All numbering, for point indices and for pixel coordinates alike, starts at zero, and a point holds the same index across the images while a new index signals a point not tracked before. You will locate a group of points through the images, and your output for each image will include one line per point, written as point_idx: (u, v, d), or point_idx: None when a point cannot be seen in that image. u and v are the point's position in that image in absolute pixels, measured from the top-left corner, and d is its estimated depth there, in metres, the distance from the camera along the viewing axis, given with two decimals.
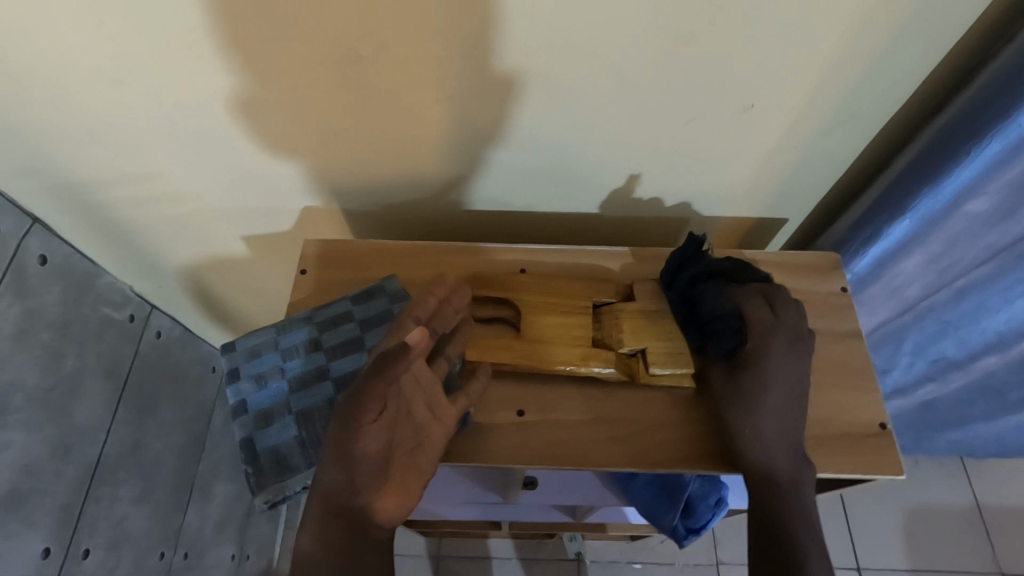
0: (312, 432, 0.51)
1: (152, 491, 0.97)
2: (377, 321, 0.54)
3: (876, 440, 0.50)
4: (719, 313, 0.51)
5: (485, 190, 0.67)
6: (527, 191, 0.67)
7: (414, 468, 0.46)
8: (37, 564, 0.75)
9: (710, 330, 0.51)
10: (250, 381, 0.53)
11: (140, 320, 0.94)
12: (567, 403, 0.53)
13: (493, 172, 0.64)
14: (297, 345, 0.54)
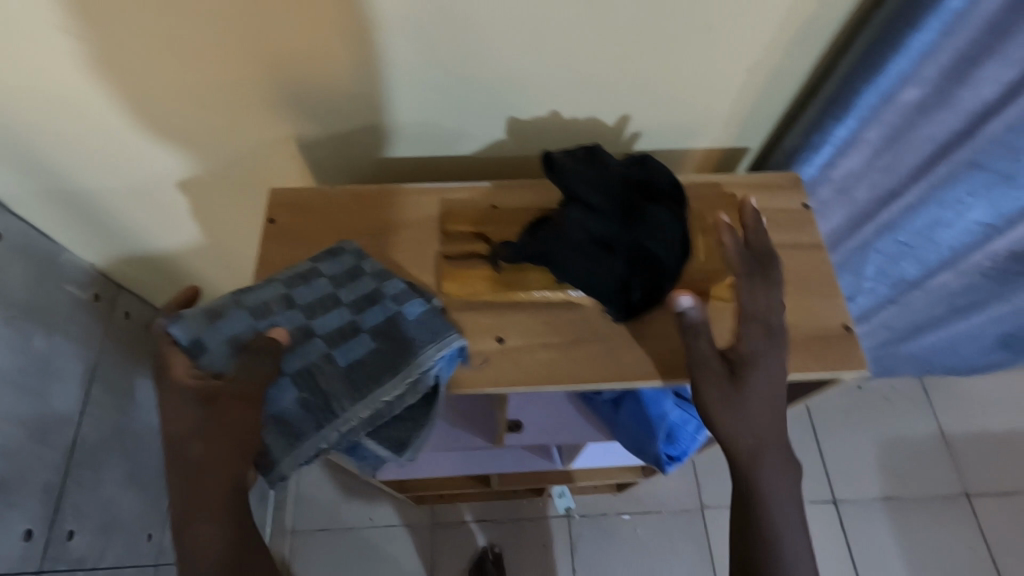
0: (317, 389, 0.47)
1: (136, 472, 0.96)
2: (352, 276, 0.53)
3: (841, 339, 0.53)
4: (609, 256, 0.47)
5: (412, 115, 0.64)
6: (452, 113, 0.65)
7: (222, 413, 0.44)
8: (21, 545, 0.73)
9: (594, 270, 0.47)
10: (221, 351, 0.47)
11: (106, 299, 0.91)
12: (549, 327, 0.53)
13: (409, 94, 0.62)
14: (267, 304, 0.51)
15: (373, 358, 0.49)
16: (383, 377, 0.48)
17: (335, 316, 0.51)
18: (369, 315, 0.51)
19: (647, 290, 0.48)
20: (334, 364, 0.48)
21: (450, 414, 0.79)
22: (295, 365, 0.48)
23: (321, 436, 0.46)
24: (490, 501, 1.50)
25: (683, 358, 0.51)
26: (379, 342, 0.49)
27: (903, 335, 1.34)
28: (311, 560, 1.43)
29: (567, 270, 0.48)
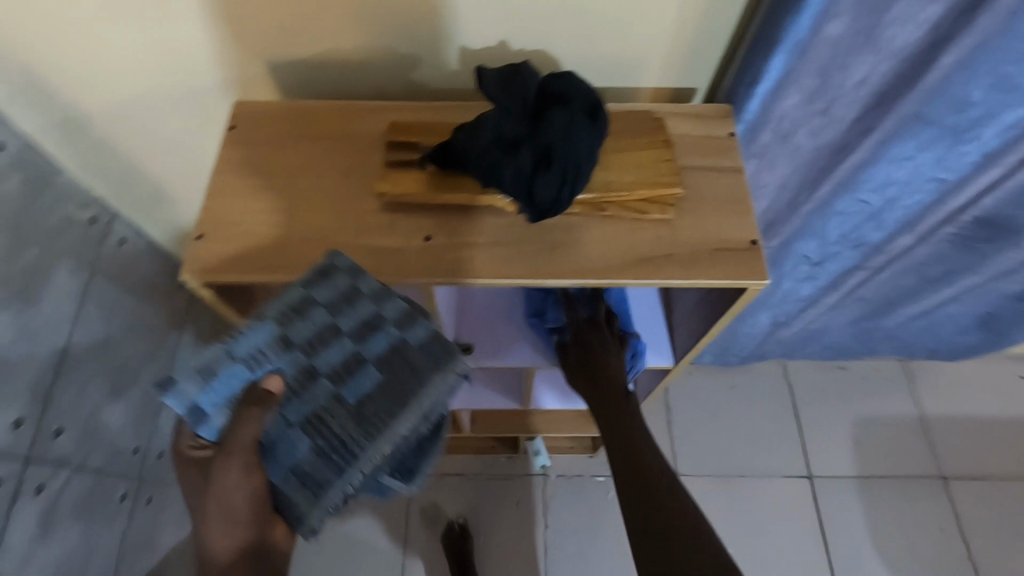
0: (331, 435, 0.50)
1: (123, 387, 1.03)
2: (347, 301, 0.54)
3: (748, 253, 0.56)
4: (515, 153, 0.50)
5: (402, 56, 0.70)
6: (435, 60, 0.71)
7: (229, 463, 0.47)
8: (11, 432, 0.80)
9: (500, 165, 0.51)
10: (224, 411, 0.49)
11: (102, 223, 0.98)
12: (473, 230, 0.58)
13: (407, 44, 0.69)
14: (262, 350, 0.51)
15: (380, 394, 0.52)
16: (397, 414, 0.51)
17: (337, 351, 0.53)
18: (371, 347, 0.53)
19: (552, 193, 0.51)
20: (342, 404, 0.51)
21: None
22: (305, 411, 0.51)
23: (345, 479, 0.50)
24: (468, 456, 1.55)
25: (593, 261, 0.56)
26: (384, 377, 0.52)
27: (877, 310, 1.35)
28: None
29: (480, 168, 0.52)
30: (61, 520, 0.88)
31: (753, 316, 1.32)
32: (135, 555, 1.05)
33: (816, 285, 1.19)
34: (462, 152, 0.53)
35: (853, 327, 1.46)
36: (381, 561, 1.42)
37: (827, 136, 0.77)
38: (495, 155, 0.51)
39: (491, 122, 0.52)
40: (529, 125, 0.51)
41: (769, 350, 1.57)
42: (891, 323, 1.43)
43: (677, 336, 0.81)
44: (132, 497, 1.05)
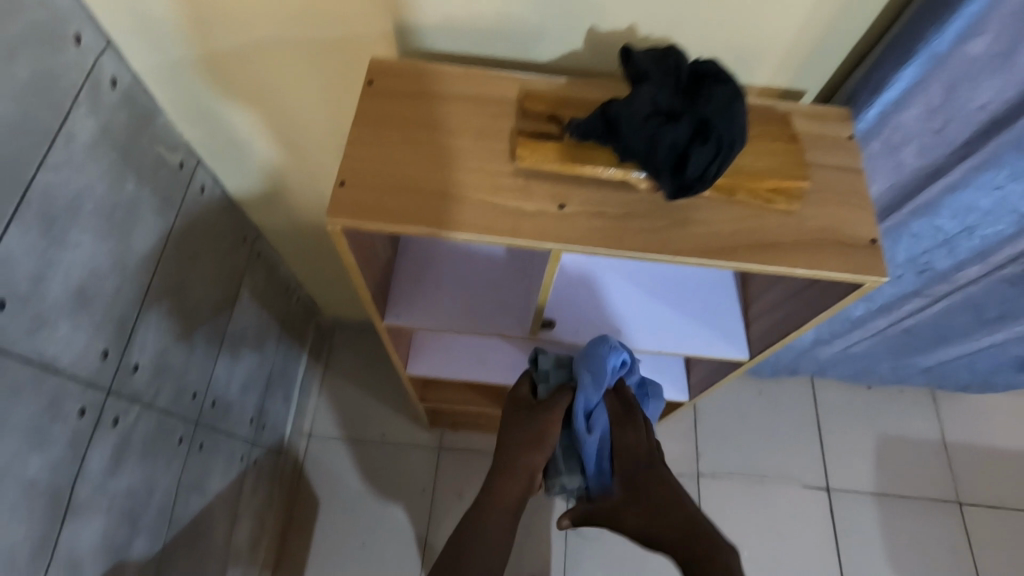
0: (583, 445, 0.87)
1: (190, 332, 1.05)
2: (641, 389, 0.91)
3: (868, 248, 0.59)
4: (670, 127, 0.53)
5: (530, 29, 0.72)
6: (563, 36, 0.72)
7: (547, 420, 0.82)
8: (97, 361, 0.81)
9: (654, 138, 0.54)
10: (549, 384, 0.86)
11: (188, 168, 1.00)
12: (605, 202, 0.60)
13: (539, 18, 0.70)
14: None
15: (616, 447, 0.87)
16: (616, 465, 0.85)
17: None
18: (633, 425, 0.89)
19: (701, 168, 0.54)
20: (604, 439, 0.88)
21: (488, 303, 0.84)
22: None
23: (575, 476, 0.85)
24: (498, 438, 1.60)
25: (720, 243, 0.58)
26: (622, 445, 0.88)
27: (923, 341, 1.38)
28: (327, 459, 1.60)
29: (630, 138, 0.55)
30: (131, 454, 0.90)
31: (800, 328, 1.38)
32: (185, 497, 1.07)
33: (869, 306, 1.25)
34: (612, 123, 0.55)
35: (893, 353, 1.47)
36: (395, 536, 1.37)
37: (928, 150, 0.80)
38: (649, 128, 0.54)
39: (646, 96, 0.55)
40: (680, 105, 0.55)
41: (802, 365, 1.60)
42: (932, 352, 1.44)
43: (755, 330, 0.83)
44: (188, 441, 1.07)
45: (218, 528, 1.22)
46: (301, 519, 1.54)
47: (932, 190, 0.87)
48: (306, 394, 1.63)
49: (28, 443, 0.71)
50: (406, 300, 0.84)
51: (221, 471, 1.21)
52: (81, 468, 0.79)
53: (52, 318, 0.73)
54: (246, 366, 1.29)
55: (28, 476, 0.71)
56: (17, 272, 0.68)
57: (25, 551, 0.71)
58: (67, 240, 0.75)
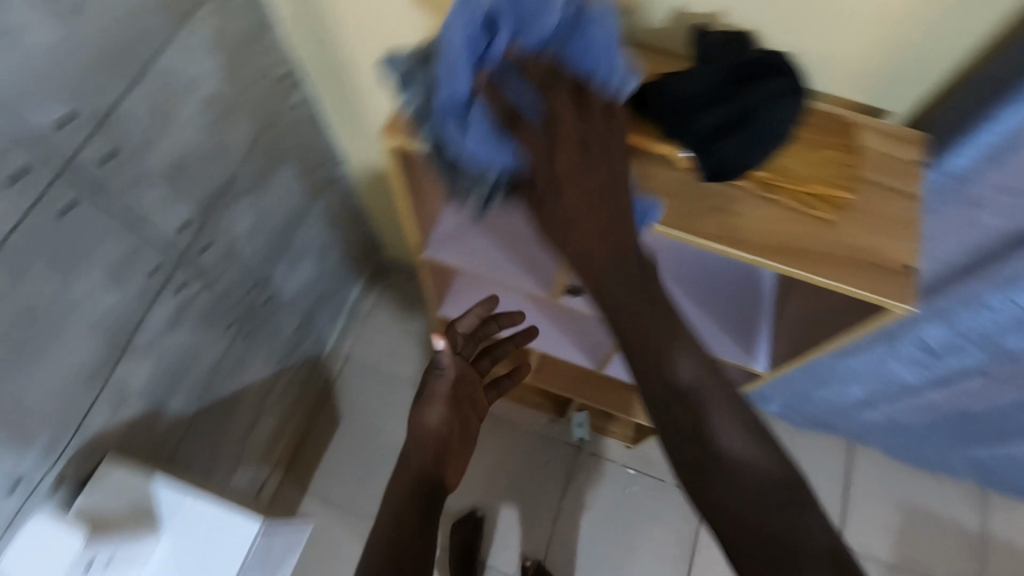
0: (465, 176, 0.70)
1: (261, 229, 1.16)
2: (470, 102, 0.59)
3: (898, 274, 0.57)
4: (712, 104, 0.55)
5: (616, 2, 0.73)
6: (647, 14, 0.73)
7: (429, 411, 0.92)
8: (177, 229, 0.92)
9: (694, 112, 0.56)
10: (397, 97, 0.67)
11: (290, 82, 1.09)
12: (641, 173, 0.62)
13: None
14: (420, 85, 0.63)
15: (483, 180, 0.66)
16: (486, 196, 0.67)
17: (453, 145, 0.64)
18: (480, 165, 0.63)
19: (734, 146, 0.55)
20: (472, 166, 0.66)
21: (521, 258, 0.87)
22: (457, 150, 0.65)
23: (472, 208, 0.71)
24: (519, 408, 1.68)
25: (744, 235, 0.59)
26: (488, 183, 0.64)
27: (980, 431, 1.34)
28: (357, 382, 1.71)
29: (673, 110, 0.57)
30: (187, 319, 1.01)
31: (845, 383, 1.37)
32: (225, 375, 1.19)
33: (924, 376, 1.22)
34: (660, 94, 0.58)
35: (945, 433, 1.40)
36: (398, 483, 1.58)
37: (1013, 215, 0.75)
38: (691, 102, 0.56)
39: (697, 71, 0.56)
40: (730, 82, 0.55)
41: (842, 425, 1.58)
42: (991, 436, 1.34)
43: (780, 346, 0.82)
44: (238, 326, 1.18)
45: (248, 412, 1.35)
46: (322, 430, 1.66)
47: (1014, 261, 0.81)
48: (351, 321, 1.75)
49: (110, 281, 0.82)
50: (447, 239, 0.89)
51: (261, 363, 1.33)
52: (144, 317, 0.91)
53: (150, 180, 0.84)
54: (303, 277, 1.40)
55: (102, 308, 0.82)
56: (132, 132, 0.78)
57: (89, 371, 0.83)
58: (175, 117, 0.85)
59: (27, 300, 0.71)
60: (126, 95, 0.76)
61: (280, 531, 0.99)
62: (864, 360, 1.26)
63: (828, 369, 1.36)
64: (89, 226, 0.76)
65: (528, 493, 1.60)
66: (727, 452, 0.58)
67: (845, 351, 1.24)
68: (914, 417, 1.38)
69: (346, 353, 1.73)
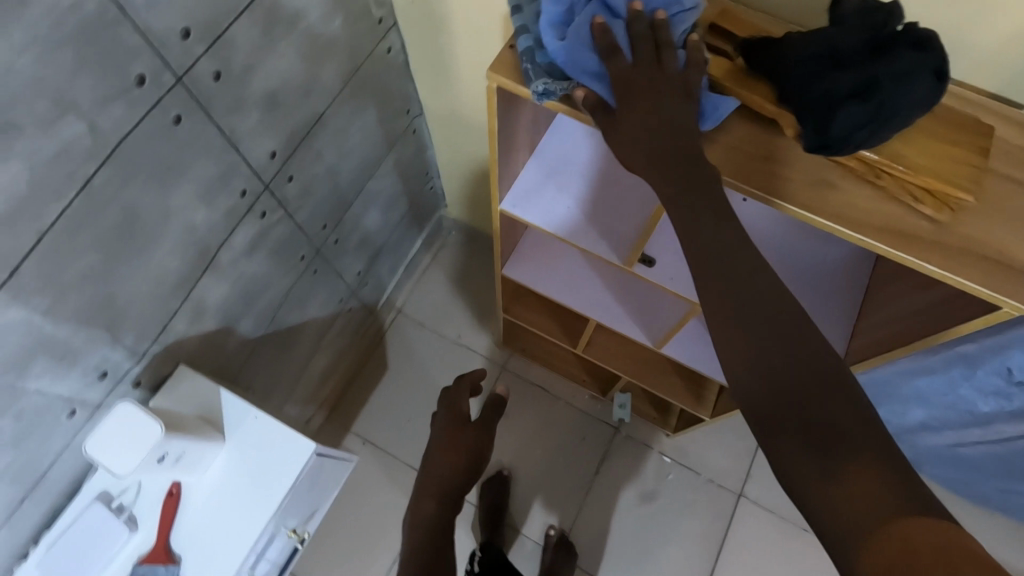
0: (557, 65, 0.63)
1: (339, 170, 1.19)
2: None
3: (1018, 275, 0.53)
4: (837, 74, 0.53)
5: None
6: None
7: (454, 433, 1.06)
8: (265, 159, 0.95)
9: (816, 82, 0.53)
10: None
11: (384, 27, 1.10)
12: (748, 135, 0.59)
13: None
14: None
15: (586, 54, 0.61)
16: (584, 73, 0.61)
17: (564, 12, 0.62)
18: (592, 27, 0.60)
19: (852, 122, 0.52)
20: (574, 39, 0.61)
21: (599, 222, 0.86)
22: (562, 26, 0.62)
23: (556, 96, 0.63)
24: (563, 380, 1.69)
25: (846, 212, 0.56)
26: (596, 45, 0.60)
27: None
28: (406, 335, 1.75)
29: (793, 76, 0.55)
30: (263, 247, 1.06)
31: (908, 407, 1.30)
32: (290, 307, 1.25)
33: (1001, 407, 1.13)
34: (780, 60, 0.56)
35: (1011, 472, 1.33)
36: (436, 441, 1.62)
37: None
38: (813, 71, 0.54)
39: (825, 39, 0.54)
40: (858, 57, 0.52)
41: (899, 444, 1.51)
42: None
43: (859, 344, 0.79)
44: (307, 262, 1.23)
45: (305, 347, 1.40)
46: (369, 375, 1.71)
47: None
48: (407, 274, 1.79)
49: (202, 198, 0.86)
50: (525, 194, 0.88)
51: (322, 301, 1.38)
52: (227, 238, 0.95)
53: (247, 106, 0.87)
54: (370, 225, 1.44)
55: (193, 223, 0.87)
56: (237, 56, 0.81)
57: (175, 280, 0.88)
58: (278, 47, 0.87)
59: (132, 206, 0.75)
60: (236, 19, 0.78)
61: (331, 462, 1.03)
62: (935, 383, 1.17)
63: (891, 388, 1.28)
64: (192, 141, 0.79)
65: (560, 466, 1.61)
66: (808, 413, 0.49)
67: (915, 369, 1.15)
68: (979, 449, 1.32)
69: (400, 305, 1.78)
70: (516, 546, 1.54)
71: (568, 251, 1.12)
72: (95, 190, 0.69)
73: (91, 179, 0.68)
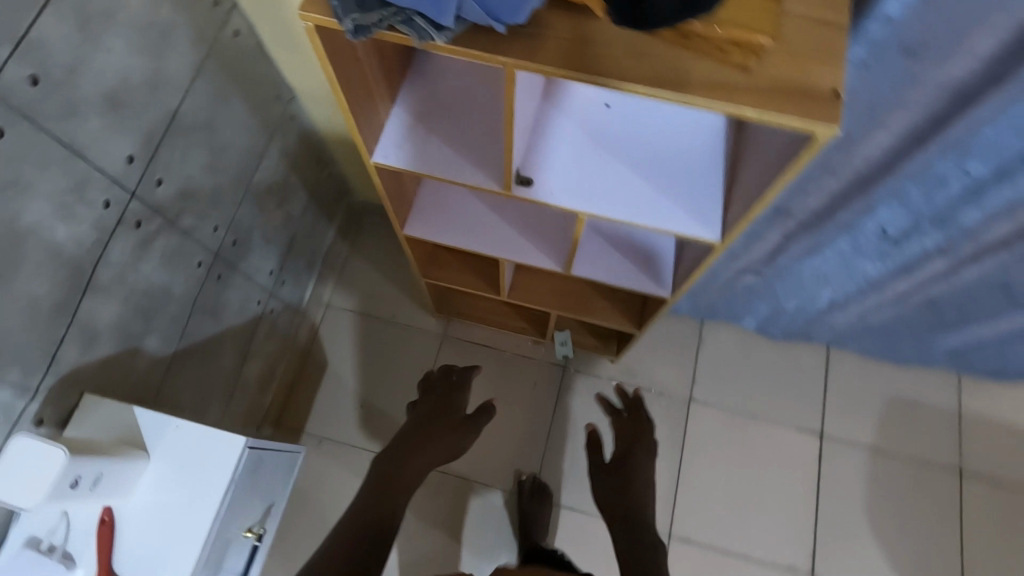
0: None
1: (217, 168, 1.15)
2: None
3: (828, 100, 0.56)
4: None
5: None
6: None
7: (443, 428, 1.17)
8: (123, 165, 0.91)
9: None
10: None
11: (224, 9, 1.05)
12: (566, 25, 0.61)
13: None
14: None
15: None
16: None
17: None
18: None
19: None
20: None
21: (473, 154, 0.87)
22: None
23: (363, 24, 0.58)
24: (504, 334, 1.72)
25: (666, 79, 0.58)
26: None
27: (948, 315, 1.38)
28: (342, 326, 1.74)
29: None
30: (149, 259, 1.02)
31: (815, 288, 1.41)
32: (202, 318, 1.21)
33: (886, 266, 1.23)
34: None
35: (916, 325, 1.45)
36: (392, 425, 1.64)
37: (951, 64, 0.76)
38: None
39: None
40: None
41: (819, 334, 1.63)
42: (960, 322, 1.38)
43: (731, 212, 0.83)
44: (208, 268, 1.19)
45: (233, 355, 1.37)
46: (311, 374, 1.69)
47: (949, 132, 0.84)
48: (327, 267, 1.76)
49: (58, 213, 0.81)
50: (395, 141, 0.88)
51: (238, 308, 1.35)
52: (103, 256, 0.91)
53: (84, 110, 0.82)
54: (271, 220, 1.41)
55: (56, 242, 0.82)
56: (54, 57, 0.76)
57: (54, 303, 0.84)
58: (103, 42, 0.82)
59: None
60: (40, 17, 0.73)
61: (272, 454, 1.02)
62: (831, 259, 1.28)
63: (794, 276, 1.39)
64: (26, 154, 0.75)
65: (520, 414, 1.65)
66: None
67: (807, 249, 1.25)
68: (885, 310, 1.42)
69: (327, 299, 1.75)
70: (490, 502, 1.58)
71: (463, 198, 1.13)
72: None
73: None
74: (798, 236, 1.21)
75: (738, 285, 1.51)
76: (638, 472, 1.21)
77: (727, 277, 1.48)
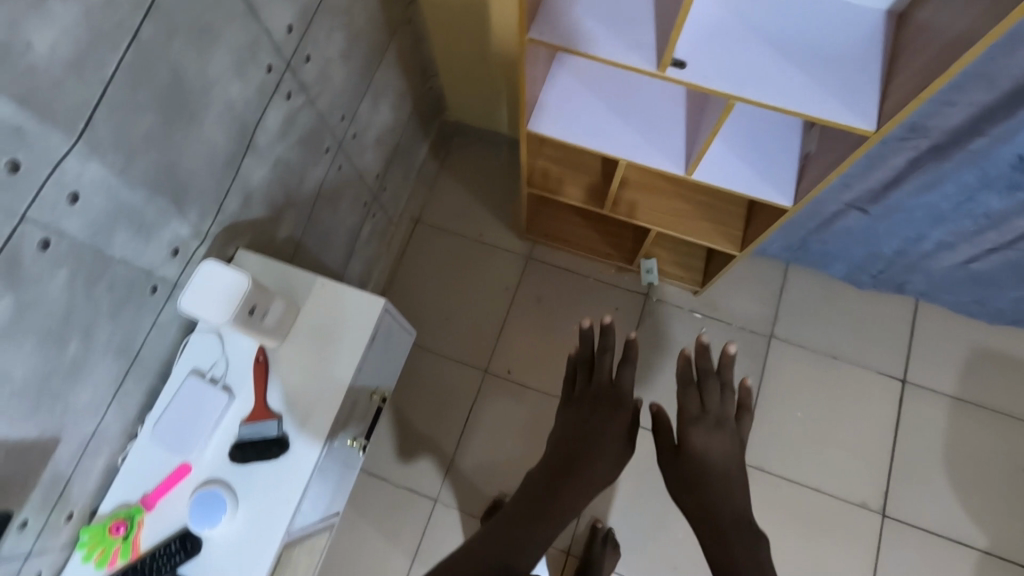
0: None
1: (349, 56, 1.18)
2: None
3: None
4: None
5: None
6: None
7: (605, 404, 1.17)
8: (284, 34, 0.95)
9: None
10: None
11: None
12: None
13: None
14: None
15: None
16: None
17: None
18: None
19: None
20: None
21: (623, 38, 0.89)
22: None
23: None
24: (589, 260, 1.75)
25: None
26: None
27: None
28: (431, 240, 1.79)
29: None
30: (292, 134, 1.07)
31: (926, 228, 1.36)
32: (322, 204, 1.27)
33: (1013, 201, 1.19)
34: None
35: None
36: (476, 336, 1.70)
37: None
38: None
39: None
40: None
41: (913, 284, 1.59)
42: None
43: (889, 102, 0.83)
44: (332, 155, 1.24)
45: (342, 247, 1.44)
46: (400, 283, 1.75)
47: None
48: (420, 181, 1.80)
49: (234, 67, 0.86)
50: (549, 21, 0.91)
51: (349, 203, 1.40)
52: (261, 121, 0.96)
53: None
54: (384, 121, 1.45)
55: (230, 96, 0.87)
56: None
57: (224, 155, 0.90)
58: None
59: (176, 72, 0.75)
60: None
61: (397, 327, 1.08)
62: (951, 194, 1.23)
63: (904, 215, 1.34)
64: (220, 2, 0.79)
65: None
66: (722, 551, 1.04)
67: (927, 181, 1.21)
68: (998, 258, 1.37)
69: (419, 214, 1.80)
70: None
71: (588, 98, 1.14)
72: (144, 45, 0.69)
73: (139, 32, 0.68)
74: (923, 163, 1.18)
75: (836, 224, 1.46)
76: (704, 461, 1.13)
77: (828, 214, 1.44)
